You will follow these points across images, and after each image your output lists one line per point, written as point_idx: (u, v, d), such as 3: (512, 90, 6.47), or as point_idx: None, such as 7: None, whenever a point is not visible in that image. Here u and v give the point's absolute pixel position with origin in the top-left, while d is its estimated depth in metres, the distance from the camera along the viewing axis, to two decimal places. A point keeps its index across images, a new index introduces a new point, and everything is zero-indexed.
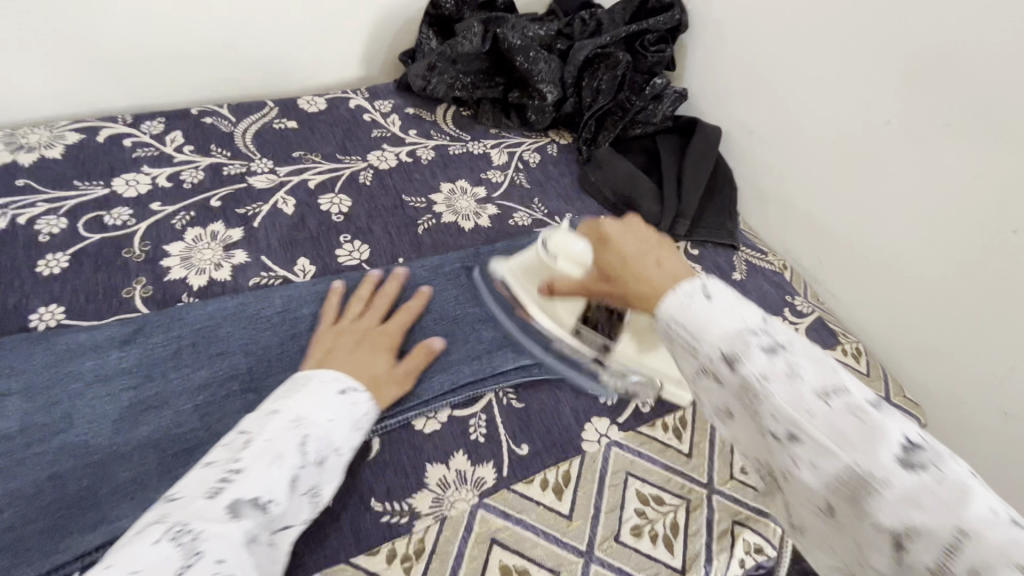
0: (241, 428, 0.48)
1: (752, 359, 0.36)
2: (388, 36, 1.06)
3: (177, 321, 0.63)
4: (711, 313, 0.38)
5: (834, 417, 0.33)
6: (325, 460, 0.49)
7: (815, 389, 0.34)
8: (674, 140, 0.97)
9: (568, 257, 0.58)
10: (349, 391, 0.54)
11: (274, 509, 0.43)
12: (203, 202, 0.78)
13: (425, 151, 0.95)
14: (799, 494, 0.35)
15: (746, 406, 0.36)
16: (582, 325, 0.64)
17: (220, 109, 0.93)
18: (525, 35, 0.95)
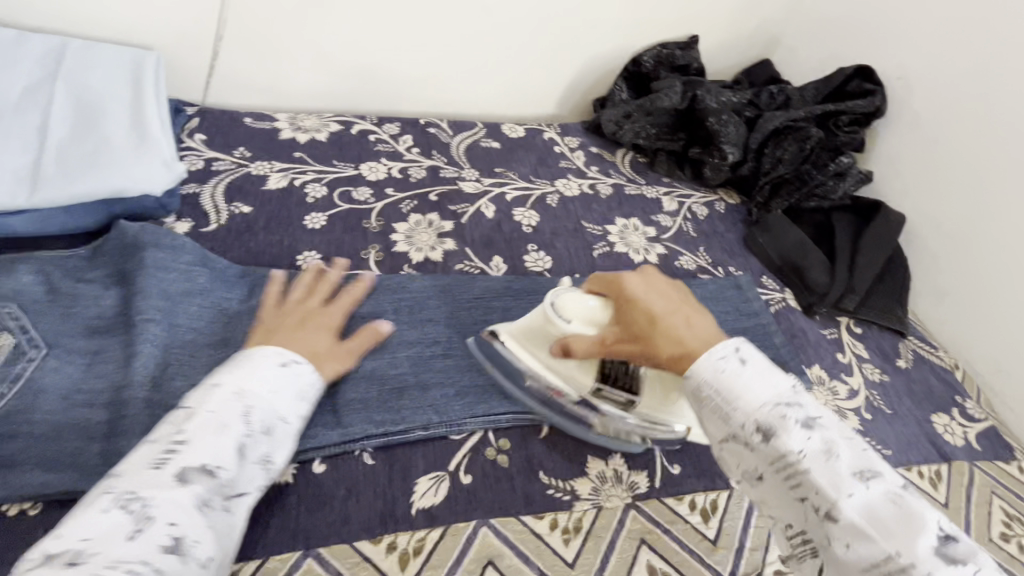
0: (185, 402, 0.49)
1: (789, 436, 0.46)
2: (587, 83, 1.20)
3: (402, 285, 0.76)
4: (743, 381, 0.50)
5: (795, 429, 0.47)
6: (271, 429, 0.51)
7: (772, 404, 0.48)
8: (850, 218, 0.98)
9: (583, 319, 0.60)
10: (293, 363, 0.55)
11: (222, 475, 0.46)
12: (424, 195, 0.93)
13: (604, 187, 1.05)
14: (775, 481, 0.47)
15: (729, 430, 0.49)
16: (604, 385, 0.62)
17: (441, 123, 1.10)
18: (720, 99, 1.03)
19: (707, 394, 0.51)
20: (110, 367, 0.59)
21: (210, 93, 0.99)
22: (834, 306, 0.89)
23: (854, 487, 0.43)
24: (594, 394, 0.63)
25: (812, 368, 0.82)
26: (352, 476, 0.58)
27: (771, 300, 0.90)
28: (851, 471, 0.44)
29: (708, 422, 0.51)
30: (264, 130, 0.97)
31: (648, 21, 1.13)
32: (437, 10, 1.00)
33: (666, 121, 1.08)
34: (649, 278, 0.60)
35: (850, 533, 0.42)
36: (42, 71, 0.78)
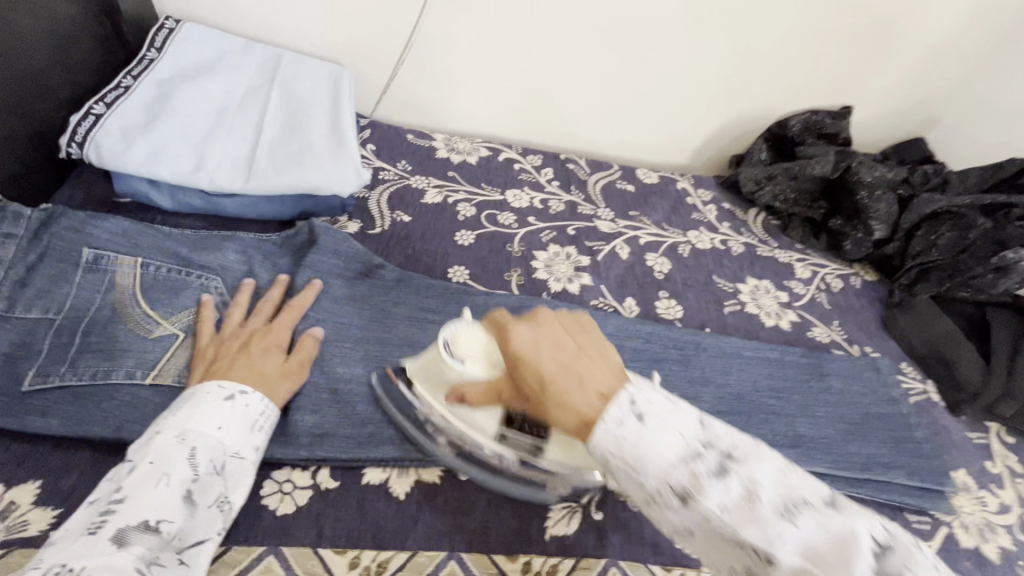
0: (128, 456, 0.49)
1: (672, 466, 0.42)
2: (726, 140, 1.21)
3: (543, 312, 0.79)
4: (646, 443, 0.43)
5: (727, 480, 0.41)
6: (223, 467, 0.51)
7: (707, 446, 0.43)
8: (1010, 316, 0.90)
9: (473, 359, 0.57)
10: (239, 396, 0.55)
11: (168, 529, 0.45)
12: (563, 228, 0.97)
13: (736, 244, 1.04)
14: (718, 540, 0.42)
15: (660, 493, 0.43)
16: (505, 429, 0.58)
17: (580, 160, 1.14)
18: (875, 173, 1.00)
19: (614, 463, 0.44)
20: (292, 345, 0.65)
21: (380, 108, 1.09)
22: (985, 409, 0.82)
23: (781, 526, 0.39)
24: (498, 440, 0.59)
25: (957, 472, 0.77)
26: (493, 488, 0.60)
27: (912, 390, 0.86)
28: (773, 511, 0.40)
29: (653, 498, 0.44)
30: (423, 147, 1.05)
31: (802, 87, 1.13)
32: (599, 57, 1.05)
33: (809, 188, 1.06)
34: (538, 323, 0.52)
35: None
36: (261, 77, 0.89)
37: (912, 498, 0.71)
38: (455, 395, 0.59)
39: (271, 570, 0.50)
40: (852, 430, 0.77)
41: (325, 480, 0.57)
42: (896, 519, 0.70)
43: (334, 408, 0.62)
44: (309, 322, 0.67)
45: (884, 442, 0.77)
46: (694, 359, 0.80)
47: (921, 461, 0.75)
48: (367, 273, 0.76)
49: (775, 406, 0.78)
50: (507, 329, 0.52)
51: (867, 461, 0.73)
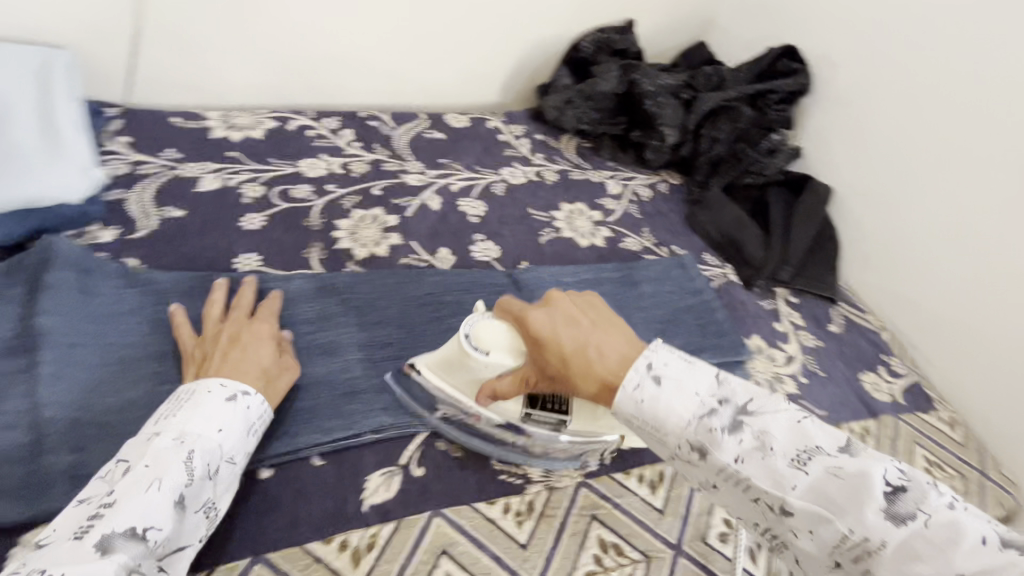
0: (124, 454, 0.48)
1: (725, 449, 0.47)
2: (530, 71, 1.21)
3: (349, 285, 0.75)
4: (664, 404, 0.50)
5: (820, 484, 0.44)
6: (217, 470, 0.50)
7: (789, 460, 0.45)
8: (784, 193, 1.03)
9: (485, 344, 0.59)
10: (241, 395, 0.53)
11: (155, 536, 0.43)
12: (367, 190, 0.92)
13: (549, 174, 1.06)
14: (818, 549, 0.44)
15: (759, 495, 0.46)
16: (532, 410, 0.62)
17: (382, 115, 1.08)
18: (656, 82, 1.06)
19: (641, 425, 0.51)
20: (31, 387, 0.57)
21: (132, 93, 0.94)
22: (771, 277, 0.93)
23: (880, 529, 0.41)
24: (523, 420, 0.62)
25: (752, 339, 0.86)
26: (304, 478, 0.58)
27: (713, 276, 0.94)
28: (787, 463, 0.45)
29: (761, 494, 0.46)
30: (193, 130, 0.93)
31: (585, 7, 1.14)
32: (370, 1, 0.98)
33: (607, 106, 1.11)
34: (577, 316, 0.57)
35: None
36: None
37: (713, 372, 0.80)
38: (488, 393, 0.60)
39: None
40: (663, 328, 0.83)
41: None
42: None
43: (103, 444, 0.55)
44: (54, 359, 0.59)
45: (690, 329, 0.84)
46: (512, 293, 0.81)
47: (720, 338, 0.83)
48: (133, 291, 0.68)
49: None
50: (523, 322, 0.57)
51: None
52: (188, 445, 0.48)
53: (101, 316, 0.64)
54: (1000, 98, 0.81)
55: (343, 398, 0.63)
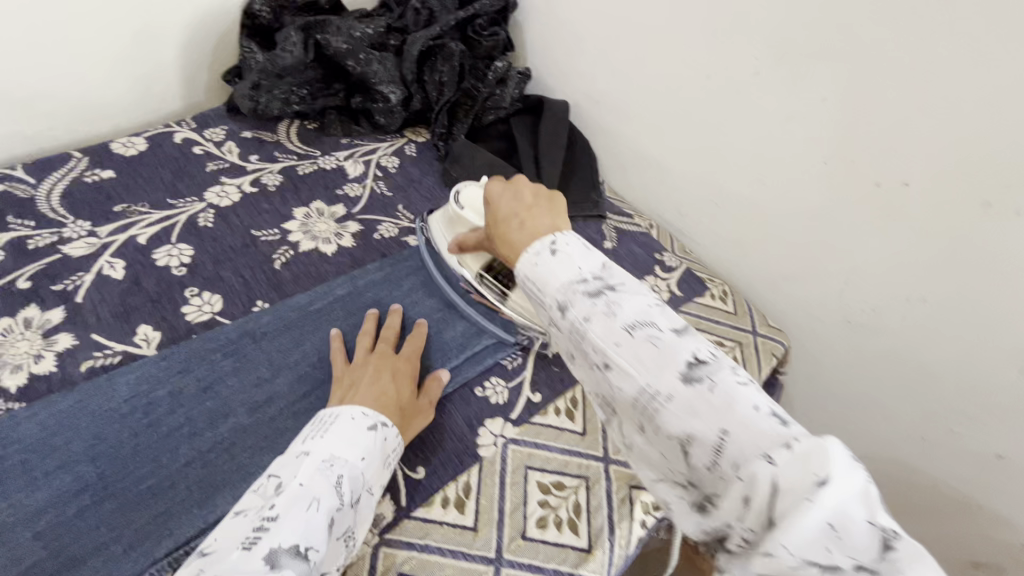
0: (272, 472, 0.50)
1: (579, 307, 0.40)
2: (207, 55, 0.98)
3: (4, 437, 0.55)
4: (631, 354, 0.38)
5: (636, 348, 0.38)
6: (359, 499, 0.51)
7: (630, 327, 0.39)
8: (527, 122, 0.97)
9: (473, 208, 0.74)
10: (381, 427, 0.56)
11: (314, 555, 0.44)
12: (9, 284, 0.68)
13: (271, 176, 0.89)
14: (622, 405, 0.40)
15: (574, 349, 0.41)
16: (485, 273, 0.74)
17: (14, 171, 0.81)
18: (352, 34, 0.91)
19: (525, 287, 0.44)
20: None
21: None
22: None
23: (676, 389, 0.37)
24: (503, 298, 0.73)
25: None
26: None
27: None
28: (755, 455, 0.33)
29: (578, 359, 0.42)
30: None
31: None
32: None
33: (312, 76, 0.94)
34: (540, 191, 0.50)
35: (744, 490, 0.33)
36: None
37: (500, 345, 0.74)
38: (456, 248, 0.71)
39: None
40: (442, 316, 0.75)
41: None
42: (495, 373, 0.71)
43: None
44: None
45: (467, 306, 0.77)
46: (245, 350, 0.66)
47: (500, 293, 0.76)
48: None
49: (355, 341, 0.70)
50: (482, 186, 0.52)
51: (461, 339, 0.73)
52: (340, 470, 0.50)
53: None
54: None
55: None
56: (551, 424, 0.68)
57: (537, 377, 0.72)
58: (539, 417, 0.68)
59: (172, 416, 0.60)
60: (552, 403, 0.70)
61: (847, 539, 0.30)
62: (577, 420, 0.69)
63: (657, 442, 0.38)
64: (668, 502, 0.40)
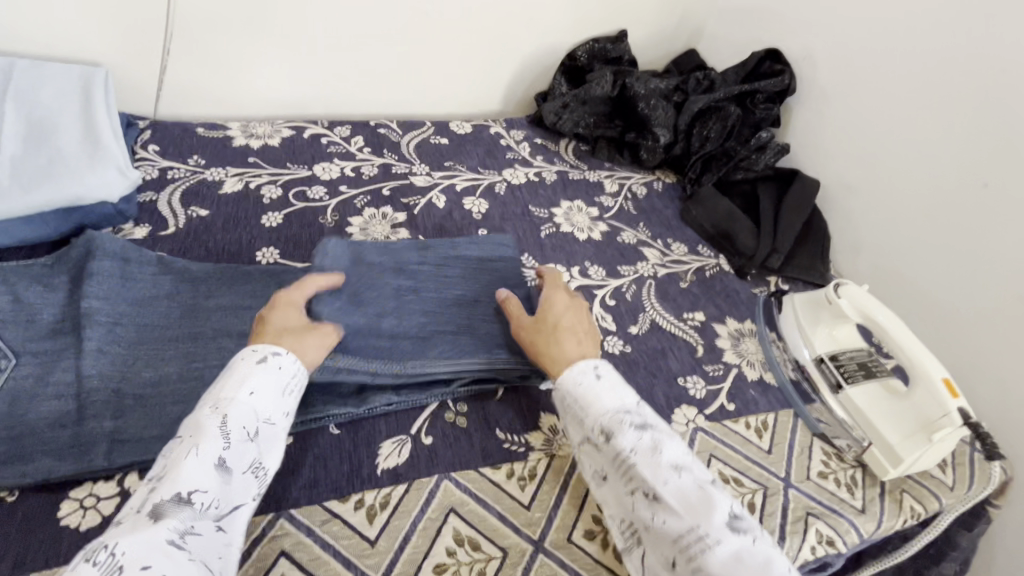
0: (179, 433, 0.50)
1: (624, 436, 0.55)
2: (530, 79, 1.28)
3: None
4: (746, 554, 0.48)
5: (685, 489, 0.51)
6: (255, 433, 0.52)
7: (670, 464, 0.53)
8: (773, 187, 1.08)
9: (852, 300, 0.76)
10: (598, 370, 0.60)
11: (203, 498, 0.45)
12: (377, 190, 0.98)
13: (549, 174, 1.12)
14: (664, 540, 0.51)
15: (619, 470, 0.55)
16: (827, 360, 0.80)
17: (392, 123, 1.15)
18: (649, 86, 1.12)
19: (569, 404, 0.60)
20: (76, 360, 0.63)
21: (162, 105, 1.02)
22: (763, 266, 0.98)
23: (725, 536, 0.48)
24: (815, 362, 0.81)
25: (745, 322, 0.89)
26: None
27: (707, 266, 0.98)
28: None
29: (610, 476, 0.56)
30: (216, 138, 1.00)
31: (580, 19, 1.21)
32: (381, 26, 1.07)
33: (602, 110, 1.18)
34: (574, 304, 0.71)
35: None
36: None
37: (705, 354, 0.83)
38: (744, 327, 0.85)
39: None
40: (667, 323, 0.86)
41: (135, 484, 0.58)
42: (697, 372, 0.80)
43: (137, 413, 0.61)
44: (91, 336, 0.65)
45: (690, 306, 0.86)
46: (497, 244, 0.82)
47: (783, 326, 0.87)
48: (146, 280, 0.72)
49: (589, 307, 0.85)
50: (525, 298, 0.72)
51: (672, 333, 0.85)
52: (224, 409, 0.50)
53: (137, 298, 0.70)
54: (966, 90, 0.87)
55: None
56: (738, 432, 0.74)
57: (732, 391, 0.79)
58: (729, 422, 0.75)
59: None
60: (744, 417, 0.76)
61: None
62: (765, 439, 0.74)
63: None
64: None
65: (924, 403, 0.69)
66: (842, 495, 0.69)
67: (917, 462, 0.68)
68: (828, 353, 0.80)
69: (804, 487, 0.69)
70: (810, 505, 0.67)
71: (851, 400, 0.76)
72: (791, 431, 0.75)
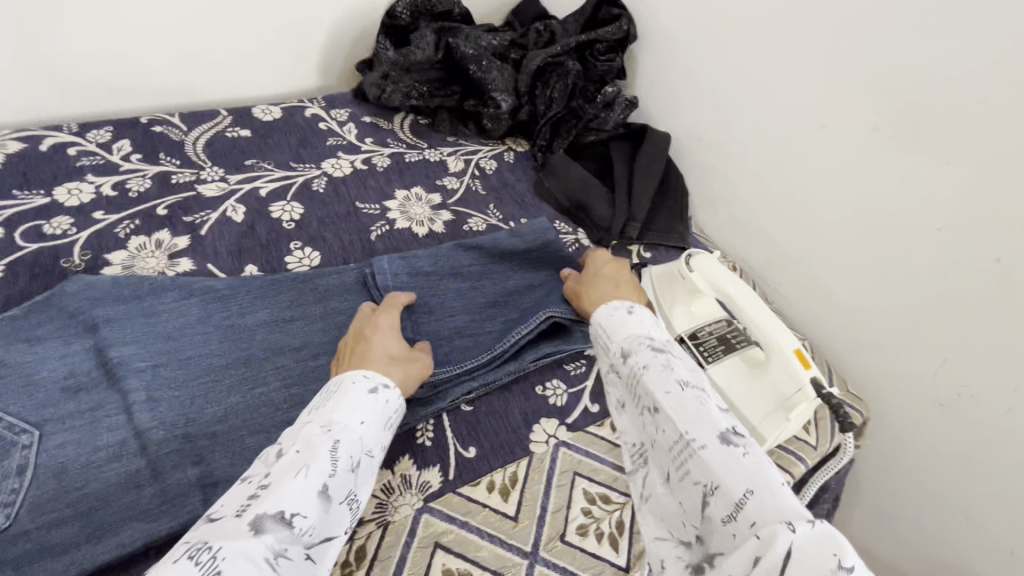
0: (280, 443, 0.47)
1: (639, 355, 0.55)
2: (348, 45, 1.08)
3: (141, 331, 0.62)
4: (723, 452, 0.45)
5: (682, 398, 0.50)
6: (359, 464, 0.48)
7: (678, 380, 0.52)
8: (626, 147, 1.00)
9: (704, 274, 0.70)
10: (383, 390, 0.53)
11: (302, 523, 0.41)
12: (149, 210, 0.77)
13: (380, 159, 0.96)
14: (663, 450, 0.52)
15: (632, 387, 0.56)
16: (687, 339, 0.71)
17: (172, 118, 0.92)
18: (478, 44, 0.99)
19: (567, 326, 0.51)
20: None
21: None
22: (622, 238, 0.90)
23: (712, 441, 0.46)
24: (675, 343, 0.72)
25: None
26: None
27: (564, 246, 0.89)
28: (762, 531, 0.40)
29: (626, 403, 0.58)
30: None
31: None
32: None
33: (433, 76, 1.02)
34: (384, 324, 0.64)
35: (760, 547, 0.39)
36: None
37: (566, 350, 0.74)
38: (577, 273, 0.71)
39: None
40: None
41: None
42: (557, 375, 0.71)
43: None
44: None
45: (545, 294, 0.75)
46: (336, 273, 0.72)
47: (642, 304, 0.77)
48: None
49: None
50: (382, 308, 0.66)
51: None
52: (337, 433, 0.47)
53: None
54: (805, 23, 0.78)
55: (116, 487, 0.52)
56: (604, 438, 0.67)
57: (596, 390, 0.71)
58: (594, 428, 0.67)
59: (256, 346, 0.64)
60: (608, 418, 0.69)
61: (813, 554, 0.37)
62: None
63: (681, 489, 0.48)
64: (669, 557, 0.50)
65: (778, 378, 0.65)
66: None
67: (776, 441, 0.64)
68: (688, 332, 0.72)
69: None
70: None
71: (715, 382, 0.68)
72: None
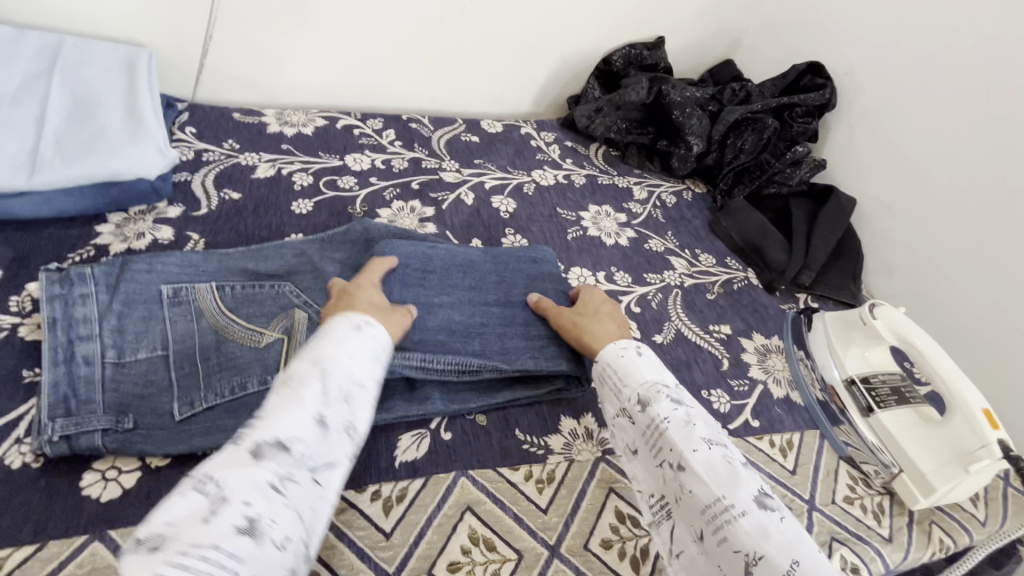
0: (272, 388, 0.51)
1: (658, 406, 0.56)
2: (564, 81, 1.27)
3: None
4: (747, 505, 0.49)
5: (711, 458, 0.52)
6: (351, 395, 0.51)
7: (703, 438, 0.54)
8: (805, 203, 1.07)
9: (890, 324, 0.75)
10: (365, 327, 0.56)
11: (299, 448, 0.45)
12: (407, 184, 0.98)
13: (578, 177, 1.11)
14: (693, 509, 0.52)
15: (650, 439, 0.56)
16: (859, 382, 0.78)
17: (423, 119, 1.16)
18: (684, 94, 1.12)
19: (609, 376, 0.62)
20: (91, 330, 0.60)
21: (201, 91, 1.04)
22: (792, 283, 0.96)
23: (751, 509, 0.48)
24: (846, 384, 0.79)
25: (773, 338, 0.87)
26: None
27: (735, 279, 0.96)
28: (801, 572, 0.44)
29: (640, 450, 0.58)
30: (252, 123, 1.01)
31: (619, 23, 1.20)
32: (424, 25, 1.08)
33: (634, 116, 1.17)
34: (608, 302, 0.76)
35: None
36: (39, 67, 0.81)
37: (731, 368, 0.81)
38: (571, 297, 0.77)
39: (97, 553, 0.49)
40: (694, 335, 0.84)
41: (155, 460, 0.56)
42: (721, 386, 0.78)
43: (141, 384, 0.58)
44: (112, 304, 0.62)
45: None
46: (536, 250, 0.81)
47: (810, 343, 0.85)
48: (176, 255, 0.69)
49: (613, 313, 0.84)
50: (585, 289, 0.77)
51: (698, 345, 0.83)
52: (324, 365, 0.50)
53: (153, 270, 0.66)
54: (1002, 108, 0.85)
55: None
56: (763, 450, 0.71)
57: (757, 409, 0.76)
58: (753, 439, 0.72)
59: None
60: (768, 435, 0.73)
61: None
62: (789, 459, 0.71)
63: (719, 554, 0.49)
64: None
65: (959, 433, 0.68)
66: (869, 522, 0.67)
67: (949, 492, 0.67)
68: (859, 376, 0.79)
69: (830, 511, 0.67)
70: (835, 530, 0.65)
71: (882, 424, 0.74)
72: (816, 451, 0.73)
